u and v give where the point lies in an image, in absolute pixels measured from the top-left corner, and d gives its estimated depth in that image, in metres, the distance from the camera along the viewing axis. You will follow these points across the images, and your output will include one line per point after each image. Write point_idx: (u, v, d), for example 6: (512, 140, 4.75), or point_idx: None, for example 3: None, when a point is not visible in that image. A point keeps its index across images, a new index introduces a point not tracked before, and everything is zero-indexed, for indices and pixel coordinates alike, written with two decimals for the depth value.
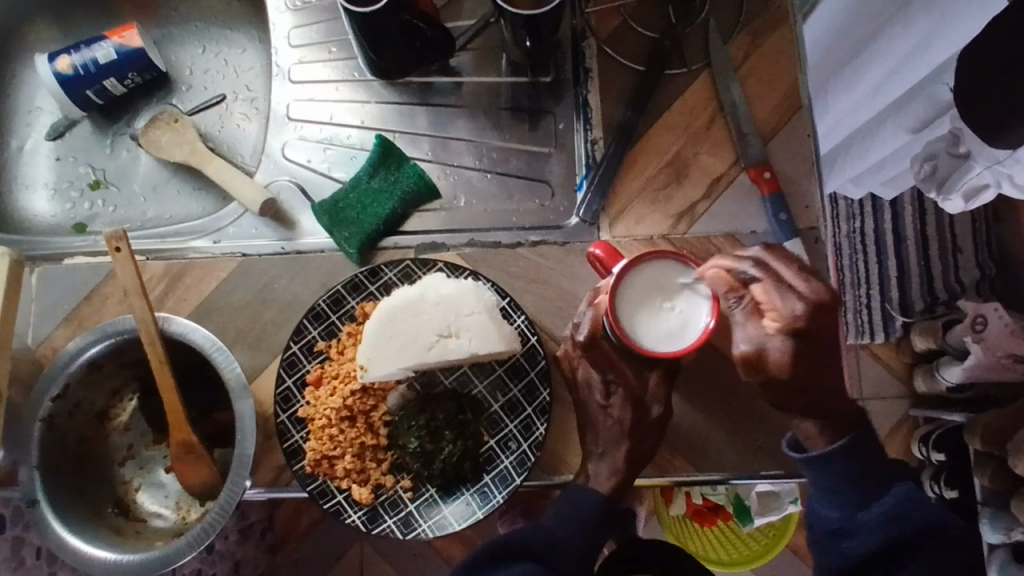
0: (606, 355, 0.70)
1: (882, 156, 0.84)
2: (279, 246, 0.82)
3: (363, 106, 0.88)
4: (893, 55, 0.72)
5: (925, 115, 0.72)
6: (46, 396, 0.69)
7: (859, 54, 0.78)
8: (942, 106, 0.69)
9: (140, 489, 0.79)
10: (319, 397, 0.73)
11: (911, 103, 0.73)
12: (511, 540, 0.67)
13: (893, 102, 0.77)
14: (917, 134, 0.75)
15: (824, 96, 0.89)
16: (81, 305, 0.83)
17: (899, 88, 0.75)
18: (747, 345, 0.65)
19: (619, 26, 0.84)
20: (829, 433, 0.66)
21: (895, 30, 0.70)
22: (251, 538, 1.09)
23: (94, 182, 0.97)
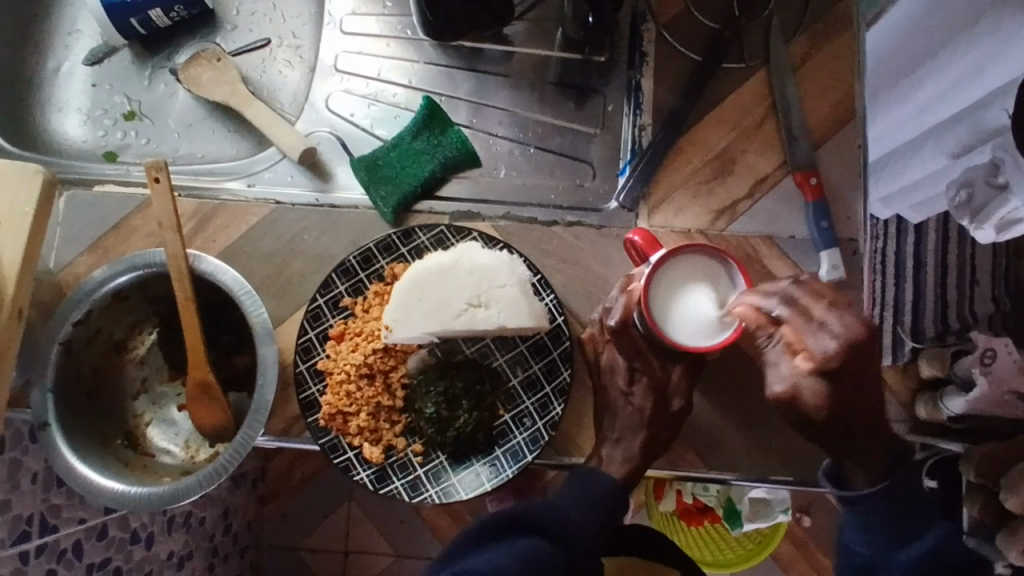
0: (632, 344, 0.69)
1: (917, 181, 0.77)
2: (313, 198, 0.81)
3: (411, 66, 0.86)
4: (943, 75, 0.68)
5: (967, 140, 0.67)
6: (67, 319, 0.69)
7: (911, 74, 0.73)
8: (986, 132, 0.64)
9: (151, 424, 0.77)
10: (339, 352, 0.73)
11: (954, 127, 0.69)
12: (523, 514, 0.65)
13: (934, 126, 0.72)
14: (955, 160, 0.70)
15: (891, 94, 0.77)
16: (108, 233, 0.82)
17: (944, 112, 0.70)
18: (781, 385, 0.62)
19: (681, 13, 0.82)
20: (872, 474, 0.67)
21: (958, 48, 0.65)
22: (243, 487, 1.09)
23: (128, 113, 0.96)
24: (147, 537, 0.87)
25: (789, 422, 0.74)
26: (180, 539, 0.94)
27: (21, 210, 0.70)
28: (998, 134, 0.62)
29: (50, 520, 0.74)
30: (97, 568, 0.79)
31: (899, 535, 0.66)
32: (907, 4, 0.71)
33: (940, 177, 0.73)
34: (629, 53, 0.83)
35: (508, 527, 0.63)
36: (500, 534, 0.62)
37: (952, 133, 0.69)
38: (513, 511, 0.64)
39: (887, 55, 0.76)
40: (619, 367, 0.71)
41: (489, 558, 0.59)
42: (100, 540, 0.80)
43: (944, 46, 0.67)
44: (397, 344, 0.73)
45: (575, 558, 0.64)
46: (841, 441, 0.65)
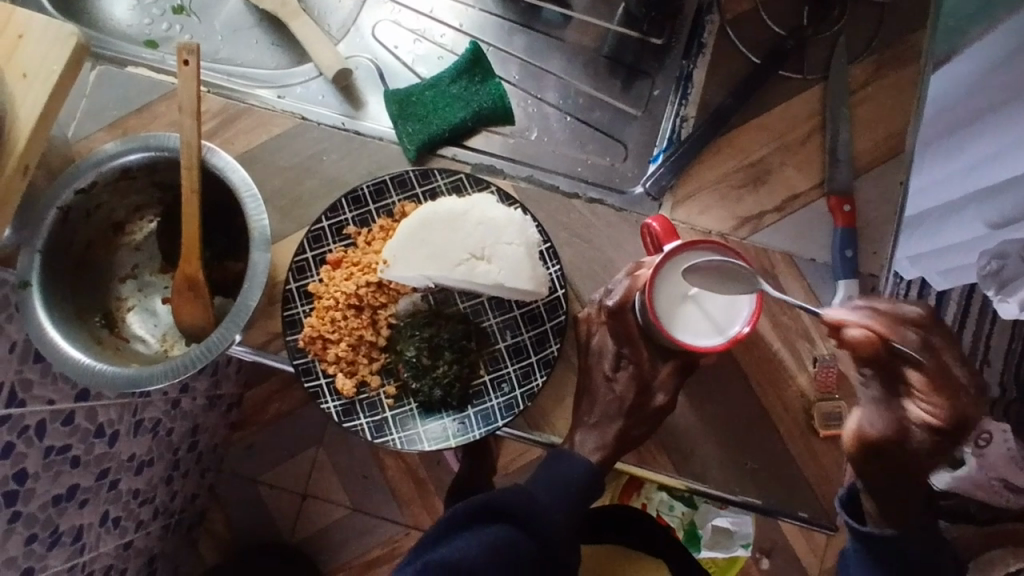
0: (628, 329, 0.67)
1: (952, 244, 0.67)
2: (340, 121, 0.80)
3: (466, 9, 0.83)
4: (1007, 132, 0.56)
5: (1011, 212, 0.57)
6: (71, 186, 0.68)
7: (971, 123, 0.62)
8: None
9: (133, 310, 0.76)
10: (333, 278, 0.72)
11: (1000, 193, 0.58)
12: (493, 499, 0.62)
13: (981, 189, 0.61)
14: (995, 230, 0.60)
15: (950, 145, 0.67)
16: (131, 115, 0.81)
17: (993, 176, 0.59)
18: (877, 430, 0.55)
19: (750, 11, 0.79)
20: (894, 519, 0.64)
21: (990, 127, 0.59)
22: (217, 409, 1.02)
23: (177, 6, 0.95)
24: (111, 434, 0.83)
25: (769, 445, 0.72)
26: (144, 443, 0.90)
27: (49, 68, 0.69)
28: None
29: (19, 394, 0.67)
30: (56, 452, 0.74)
31: None
32: (974, 55, 0.62)
33: (973, 247, 0.64)
34: (687, 41, 0.80)
35: (482, 515, 0.61)
36: (473, 524, 0.60)
37: (998, 200, 0.58)
38: (482, 497, 0.61)
39: (958, 93, 0.66)
40: (608, 353, 0.69)
41: (458, 549, 0.58)
42: (64, 425, 0.74)
43: (1006, 105, 0.56)
44: (391, 282, 0.71)
45: (544, 544, 0.62)
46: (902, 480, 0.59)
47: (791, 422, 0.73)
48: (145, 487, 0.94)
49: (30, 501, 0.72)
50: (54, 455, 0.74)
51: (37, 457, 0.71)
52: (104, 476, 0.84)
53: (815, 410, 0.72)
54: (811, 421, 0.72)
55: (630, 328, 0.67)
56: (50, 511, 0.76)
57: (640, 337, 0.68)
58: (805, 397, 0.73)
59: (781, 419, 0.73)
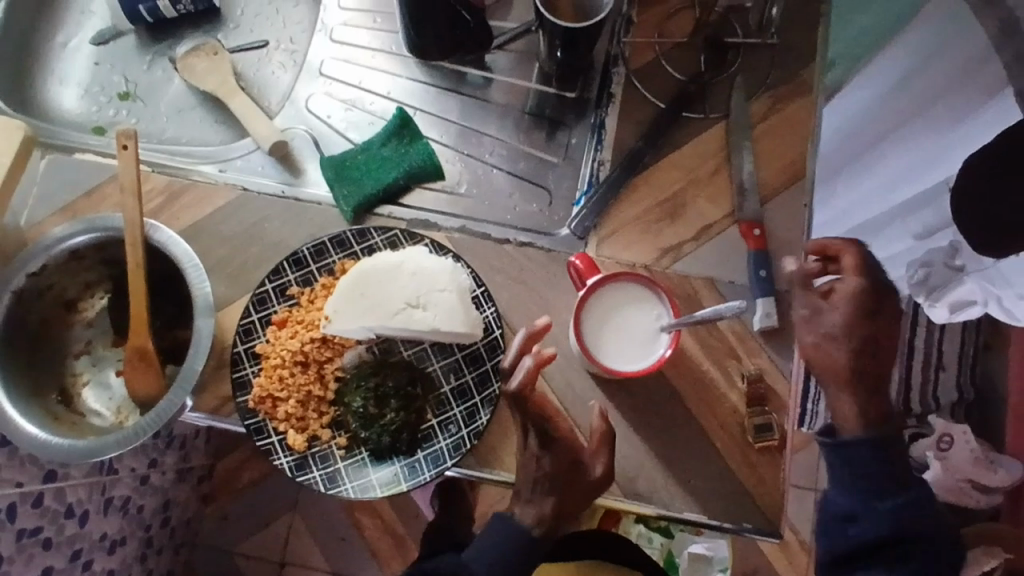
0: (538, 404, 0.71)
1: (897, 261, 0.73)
2: (281, 189, 0.85)
3: (394, 79, 0.89)
4: (916, 146, 0.70)
5: (932, 221, 0.68)
6: (23, 269, 0.71)
7: (872, 150, 0.76)
8: (948, 215, 0.66)
9: (87, 384, 0.78)
10: (279, 337, 0.75)
11: (920, 209, 0.70)
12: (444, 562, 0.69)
13: (903, 203, 0.72)
14: (921, 241, 0.70)
15: (857, 174, 0.78)
16: (80, 199, 0.85)
17: (906, 191, 0.71)
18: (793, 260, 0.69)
19: (652, 61, 0.86)
20: (864, 419, 0.64)
21: (896, 143, 0.73)
22: (187, 481, 1.09)
23: (123, 93, 1.03)
24: (80, 515, 0.86)
25: (711, 464, 0.76)
26: (115, 521, 0.93)
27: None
28: (956, 219, 0.65)
29: None
30: (26, 535, 0.79)
31: (878, 488, 0.64)
32: (869, 91, 0.76)
33: (897, 260, 0.73)
34: (599, 92, 0.86)
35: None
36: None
37: (920, 212, 0.69)
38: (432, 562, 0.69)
39: (850, 131, 0.79)
40: (523, 440, 0.71)
41: None
42: (33, 508, 0.79)
43: (915, 118, 0.70)
44: (336, 336, 0.75)
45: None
46: (863, 335, 0.64)
47: (727, 438, 0.76)
48: (120, 567, 0.96)
49: None
50: (25, 539, 0.78)
51: (7, 540, 0.76)
52: (77, 557, 0.87)
53: (749, 424, 0.76)
54: (747, 436, 0.76)
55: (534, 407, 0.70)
56: None
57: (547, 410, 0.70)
58: (738, 413, 0.77)
59: (718, 435, 0.76)
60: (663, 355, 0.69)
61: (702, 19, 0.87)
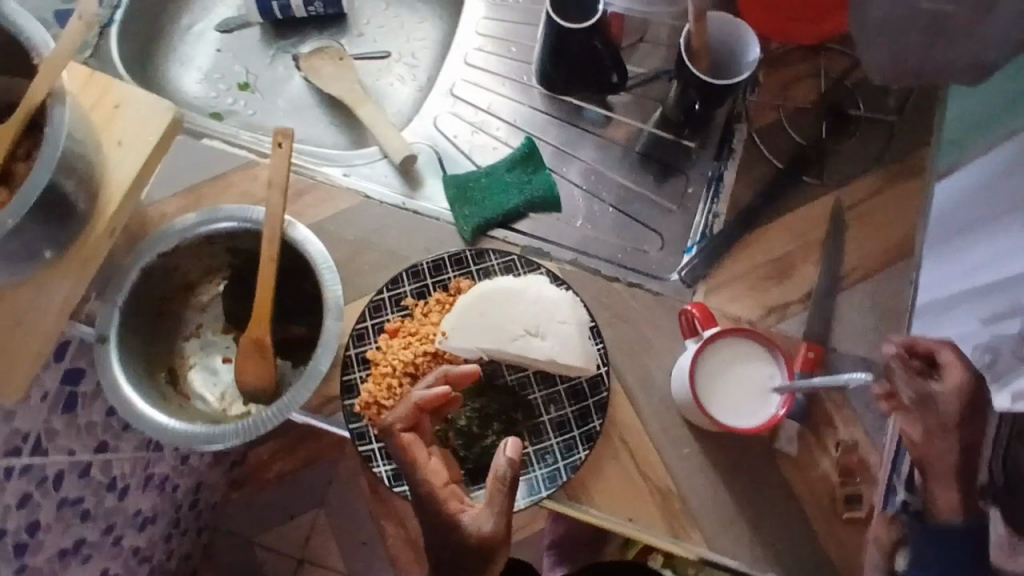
0: (418, 443, 0.63)
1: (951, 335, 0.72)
2: (400, 200, 0.86)
3: (520, 107, 0.91)
4: (1005, 239, 0.67)
5: (1002, 308, 0.65)
6: (154, 249, 0.73)
7: (968, 232, 0.73)
8: (1019, 306, 0.62)
9: (194, 367, 0.80)
10: (391, 346, 0.77)
11: (994, 293, 0.67)
12: None
13: (976, 286, 0.70)
14: (985, 325, 0.67)
15: (954, 241, 0.76)
16: (204, 183, 0.86)
17: (988, 278, 0.68)
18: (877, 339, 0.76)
19: (774, 123, 0.88)
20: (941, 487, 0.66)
21: (987, 233, 0.70)
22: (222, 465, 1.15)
23: (243, 83, 1.05)
24: (121, 488, 0.92)
25: (797, 526, 0.77)
26: (150, 498, 1.00)
27: (144, 139, 0.73)
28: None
29: (44, 443, 0.77)
30: (67, 503, 0.83)
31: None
32: (981, 165, 0.74)
33: (962, 340, 0.70)
34: (719, 145, 0.88)
35: None
36: None
37: (989, 298, 0.67)
38: None
39: (959, 201, 0.77)
40: (410, 490, 0.63)
41: None
42: (79, 478, 0.84)
43: (1008, 215, 0.67)
44: (446, 352, 0.76)
45: None
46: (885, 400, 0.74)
47: (816, 502, 0.77)
48: (146, 544, 1.03)
49: (39, 553, 0.80)
50: (66, 505, 0.83)
51: (51, 506, 0.80)
52: (111, 529, 0.93)
53: (838, 494, 0.77)
54: (835, 504, 0.77)
55: (414, 447, 0.63)
56: (55, 563, 0.84)
57: (423, 451, 0.63)
58: (829, 481, 0.77)
59: (806, 499, 0.77)
60: (776, 414, 0.71)
61: (827, 88, 0.89)
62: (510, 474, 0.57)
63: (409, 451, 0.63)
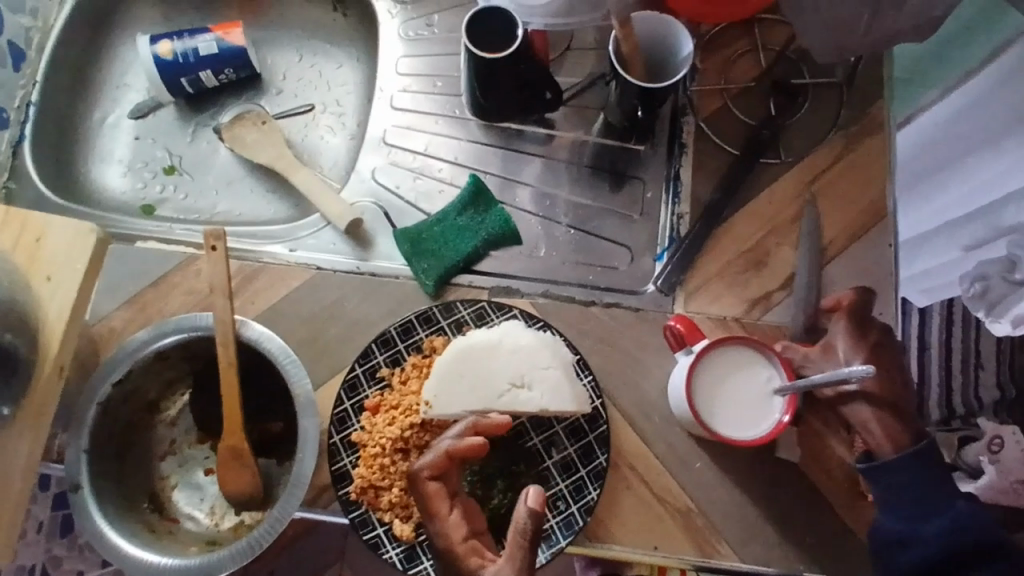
0: (441, 495, 0.61)
1: (932, 270, 0.86)
2: (354, 264, 0.82)
3: (458, 143, 0.87)
4: (972, 179, 0.77)
5: (980, 235, 0.75)
6: (107, 379, 0.69)
7: (935, 173, 0.82)
8: (1002, 231, 0.71)
9: (176, 488, 0.75)
10: (375, 425, 0.73)
11: (970, 224, 0.77)
12: None
13: (953, 219, 0.80)
14: (967, 252, 0.78)
15: (931, 186, 0.84)
16: (148, 289, 0.81)
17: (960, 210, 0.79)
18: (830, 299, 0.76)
19: (720, 108, 0.85)
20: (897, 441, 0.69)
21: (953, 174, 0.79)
22: None
23: (169, 167, 1.00)
24: None
25: (825, 520, 0.74)
26: None
27: (74, 268, 0.70)
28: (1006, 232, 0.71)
29: None
30: None
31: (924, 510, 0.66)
32: (918, 130, 0.83)
33: (953, 271, 0.81)
34: (670, 141, 0.85)
35: None
36: None
37: (967, 228, 0.77)
38: None
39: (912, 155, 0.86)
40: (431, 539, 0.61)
41: None
42: None
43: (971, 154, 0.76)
44: (432, 419, 0.73)
45: None
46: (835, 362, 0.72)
47: (838, 490, 0.74)
48: None
49: None
50: None
51: None
52: None
53: (859, 476, 0.74)
54: (858, 487, 0.74)
55: (436, 499, 0.60)
56: None
57: (444, 503, 0.60)
58: (848, 467, 0.75)
59: (828, 488, 0.74)
60: (782, 421, 0.67)
61: (765, 63, 0.86)
62: (532, 528, 0.54)
63: (431, 502, 0.60)
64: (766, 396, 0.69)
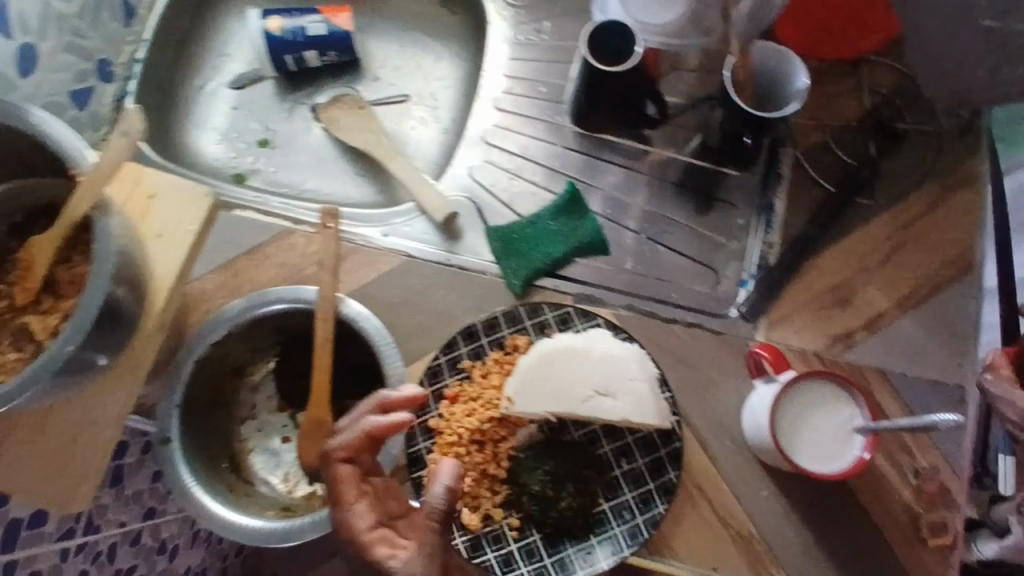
0: (352, 480, 0.59)
1: None
2: (443, 256, 0.84)
3: (555, 149, 0.89)
4: None
5: None
6: (206, 340, 0.71)
7: None
8: None
9: (253, 451, 0.78)
10: (453, 413, 0.75)
11: None
12: None
13: None
14: None
15: None
16: (241, 257, 0.83)
17: None
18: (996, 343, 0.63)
19: (819, 143, 0.86)
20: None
21: None
22: None
23: (263, 140, 1.02)
24: (173, 548, 0.95)
25: (883, 562, 0.74)
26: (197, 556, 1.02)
27: (184, 229, 0.70)
28: None
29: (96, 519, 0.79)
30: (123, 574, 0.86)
31: None
32: None
33: None
34: (766, 170, 0.86)
35: None
36: None
37: None
38: None
39: None
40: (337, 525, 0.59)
41: None
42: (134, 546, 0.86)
43: None
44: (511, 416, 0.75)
45: None
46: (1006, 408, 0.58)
47: (898, 533, 0.75)
48: None
49: None
50: None
51: None
52: None
53: (922, 520, 0.75)
54: (918, 531, 0.75)
55: (346, 484, 0.59)
56: None
57: (353, 488, 0.59)
58: (910, 509, 0.75)
59: (889, 530, 0.75)
60: (861, 458, 0.68)
61: (869, 105, 0.87)
62: (443, 512, 0.55)
63: (341, 487, 0.59)
64: (844, 432, 0.70)
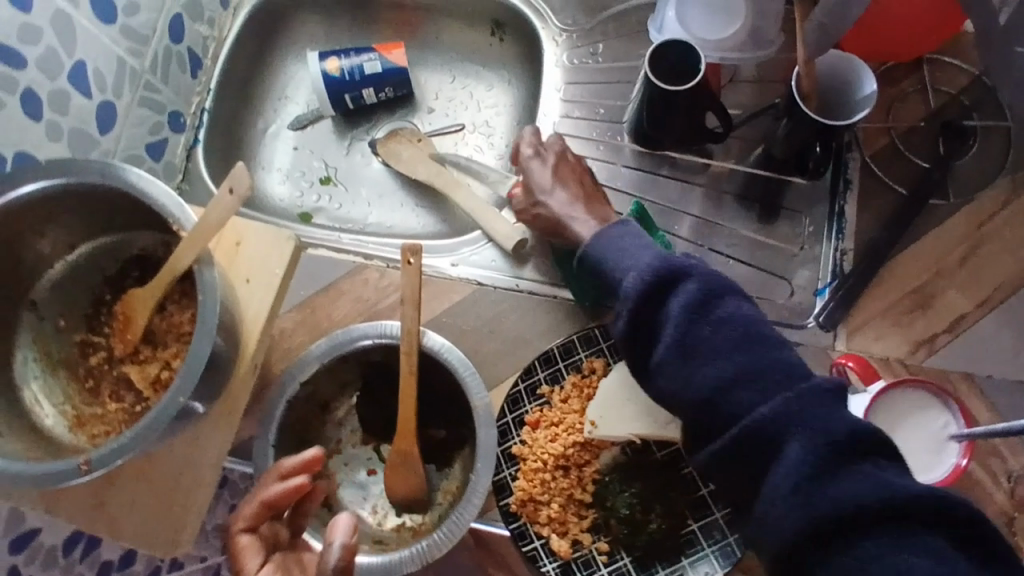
0: (254, 548, 0.61)
1: None
2: (514, 283, 0.85)
3: (616, 169, 0.89)
4: None
5: None
6: (296, 379, 0.74)
7: None
8: None
9: (342, 485, 0.79)
10: (535, 439, 0.75)
11: None
12: None
13: None
14: None
15: None
16: (318, 295, 0.85)
17: None
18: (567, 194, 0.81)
19: (886, 146, 0.85)
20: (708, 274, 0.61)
21: None
22: None
23: (325, 177, 1.05)
24: None
25: None
26: None
27: (272, 272, 0.72)
28: None
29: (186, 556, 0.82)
30: None
31: None
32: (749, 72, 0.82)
33: None
34: (834, 176, 0.85)
35: None
36: None
37: None
38: None
39: None
40: None
41: None
42: None
43: None
44: (595, 439, 0.75)
45: None
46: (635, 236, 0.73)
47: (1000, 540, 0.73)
48: None
49: None
50: None
51: None
52: None
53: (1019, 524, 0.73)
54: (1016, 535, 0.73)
55: (246, 552, 0.60)
56: None
57: (253, 557, 0.60)
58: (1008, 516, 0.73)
59: None
60: (959, 464, 0.67)
61: (935, 105, 0.86)
62: None
63: (241, 555, 0.60)
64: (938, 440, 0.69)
